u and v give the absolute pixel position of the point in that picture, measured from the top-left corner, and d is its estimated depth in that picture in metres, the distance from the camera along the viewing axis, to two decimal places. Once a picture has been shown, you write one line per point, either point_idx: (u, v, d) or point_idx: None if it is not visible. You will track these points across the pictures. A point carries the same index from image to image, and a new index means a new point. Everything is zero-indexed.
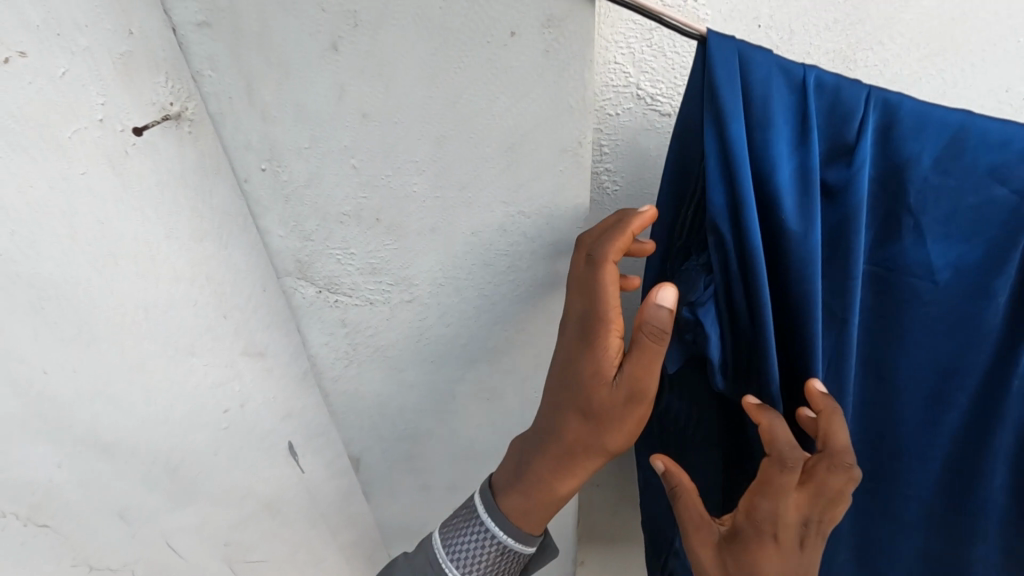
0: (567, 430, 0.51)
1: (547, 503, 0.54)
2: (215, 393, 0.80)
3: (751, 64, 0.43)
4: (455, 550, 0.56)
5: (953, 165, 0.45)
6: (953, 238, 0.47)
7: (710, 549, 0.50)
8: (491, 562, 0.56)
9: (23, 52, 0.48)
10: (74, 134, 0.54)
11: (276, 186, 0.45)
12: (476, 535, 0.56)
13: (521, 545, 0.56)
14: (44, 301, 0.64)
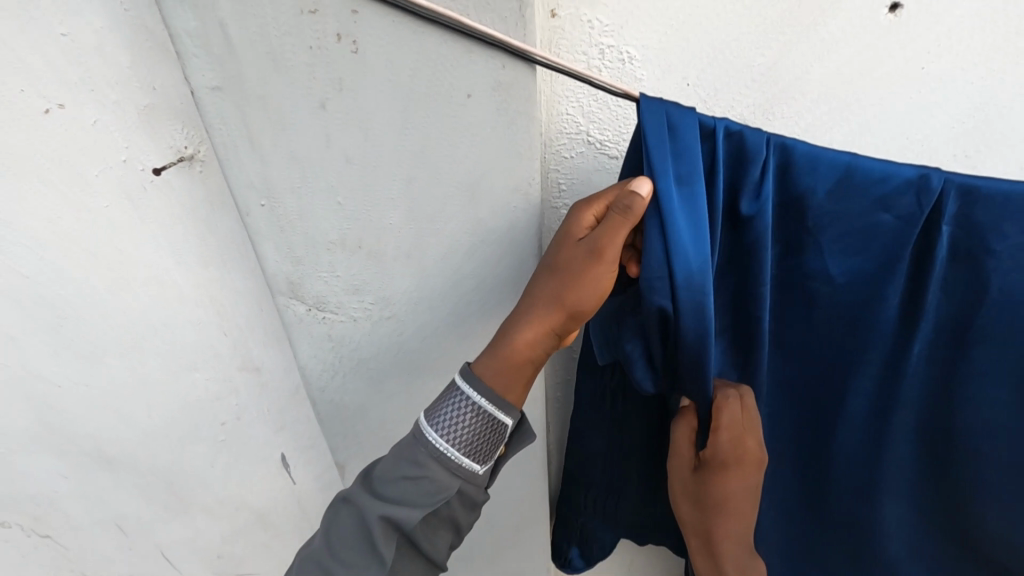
0: (546, 284, 0.56)
1: (512, 360, 0.56)
2: (214, 406, 0.86)
3: (675, 125, 0.51)
4: (438, 420, 0.56)
5: (847, 195, 0.53)
6: (846, 253, 0.56)
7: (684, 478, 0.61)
8: (474, 431, 0.56)
9: (62, 105, 0.58)
10: (99, 173, 0.62)
11: (274, 218, 0.53)
12: (455, 400, 0.56)
13: (499, 414, 0.56)
14: (67, 316, 0.72)
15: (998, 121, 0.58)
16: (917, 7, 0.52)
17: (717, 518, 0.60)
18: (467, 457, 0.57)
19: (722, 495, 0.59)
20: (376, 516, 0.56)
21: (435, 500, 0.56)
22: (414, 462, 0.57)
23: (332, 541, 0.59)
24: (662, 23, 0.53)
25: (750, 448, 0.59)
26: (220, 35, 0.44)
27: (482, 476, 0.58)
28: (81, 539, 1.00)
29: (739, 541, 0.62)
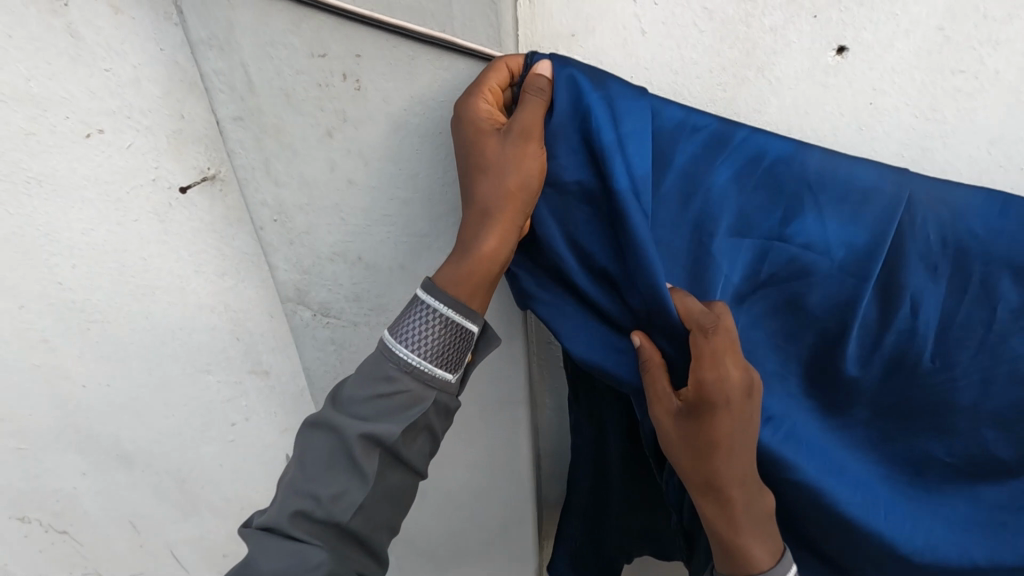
0: (483, 184, 0.52)
1: (482, 265, 0.52)
2: (224, 408, 0.91)
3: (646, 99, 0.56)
4: (403, 334, 0.53)
5: (825, 179, 0.56)
6: (839, 221, 0.56)
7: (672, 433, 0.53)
8: (444, 340, 0.53)
9: (101, 129, 0.65)
10: (132, 189, 0.69)
11: (283, 232, 0.59)
12: (419, 311, 0.53)
13: (465, 321, 0.53)
14: (96, 320, 0.81)
15: (942, 151, 0.62)
16: (860, 49, 0.58)
17: (721, 471, 0.52)
18: (441, 369, 0.54)
19: (719, 444, 0.51)
20: (354, 435, 0.52)
21: (416, 411, 0.53)
22: (384, 376, 0.53)
23: (302, 461, 0.54)
24: (630, 62, 0.59)
25: (733, 385, 0.50)
26: (242, 74, 0.52)
27: (456, 385, 0.56)
28: (97, 531, 1.07)
29: (748, 491, 0.53)
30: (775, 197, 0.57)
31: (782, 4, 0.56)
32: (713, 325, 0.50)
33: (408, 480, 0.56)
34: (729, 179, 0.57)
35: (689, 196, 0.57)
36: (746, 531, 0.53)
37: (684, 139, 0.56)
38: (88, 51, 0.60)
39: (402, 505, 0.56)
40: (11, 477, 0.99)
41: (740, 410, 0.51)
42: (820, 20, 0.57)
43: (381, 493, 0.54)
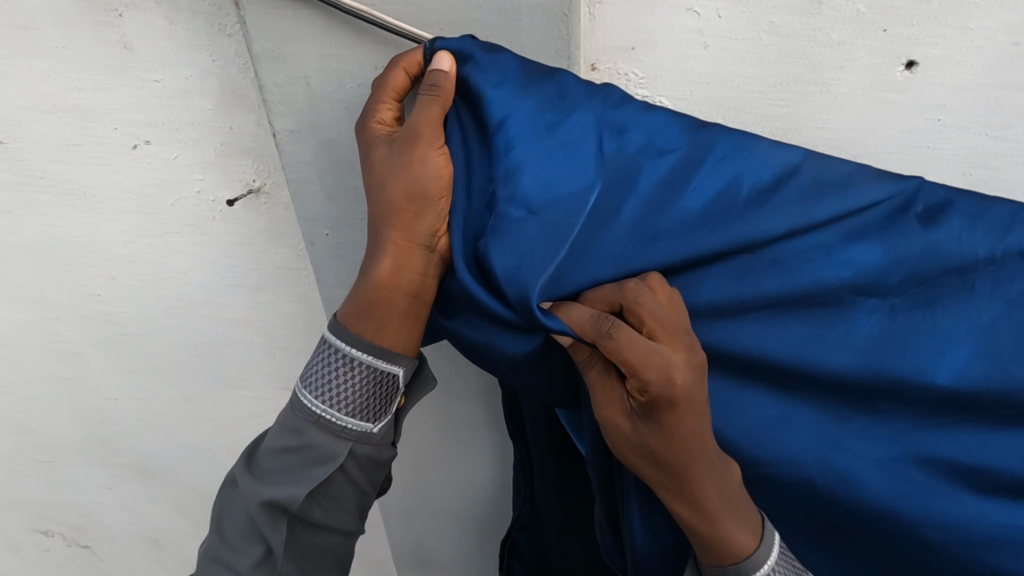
0: (376, 199, 0.50)
1: (378, 292, 0.50)
2: (252, 426, 0.88)
3: (581, 104, 0.50)
4: (313, 382, 0.52)
5: (833, 205, 0.49)
6: (844, 244, 0.49)
7: (628, 445, 0.46)
8: (356, 388, 0.51)
9: (148, 141, 0.64)
10: (175, 202, 0.68)
11: (333, 247, 0.58)
12: (327, 357, 0.52)
13: (377, 364, 0.51)
14: (130, 333, 0.79)
15: (1009, 171, 0.60)
16: (929, 65, 0.56)
17: (685, 470, 0.44)
18: (354, 418, 0.52)
19: (673, 441, 0.43)
20: (259, 501, 0.52)
21: (324, 471, 0.52)
22: (294, 430, 0.53)
23: (219, 527, 0.55)
24: (689, 77, 0.58)
25: (679, 370, 0.42)
26: (302, 86, 0.50)
27: (377, 433, 0.54)
28: (119, 545, 1.05)
29: (721, 484, 0.45)
30: (771, 222, 0.48)
31: (851, 18, 0.55)
32: (630, 306, 0.44)
33: (333, 538, 0.55)
34: (706, 203, 0.49)
35: (660, 223, 0.49)
36: (729, 530, 0.45)
37: (645, 162, 0.50)
38: (139, 63, 0.60)
39: (331, 563, 0.56)
40: (36, 489, 0.98)
41: (680, 393, 0.42)
42: (890, 34, 0.55)
43: (295, 560, 0.53)
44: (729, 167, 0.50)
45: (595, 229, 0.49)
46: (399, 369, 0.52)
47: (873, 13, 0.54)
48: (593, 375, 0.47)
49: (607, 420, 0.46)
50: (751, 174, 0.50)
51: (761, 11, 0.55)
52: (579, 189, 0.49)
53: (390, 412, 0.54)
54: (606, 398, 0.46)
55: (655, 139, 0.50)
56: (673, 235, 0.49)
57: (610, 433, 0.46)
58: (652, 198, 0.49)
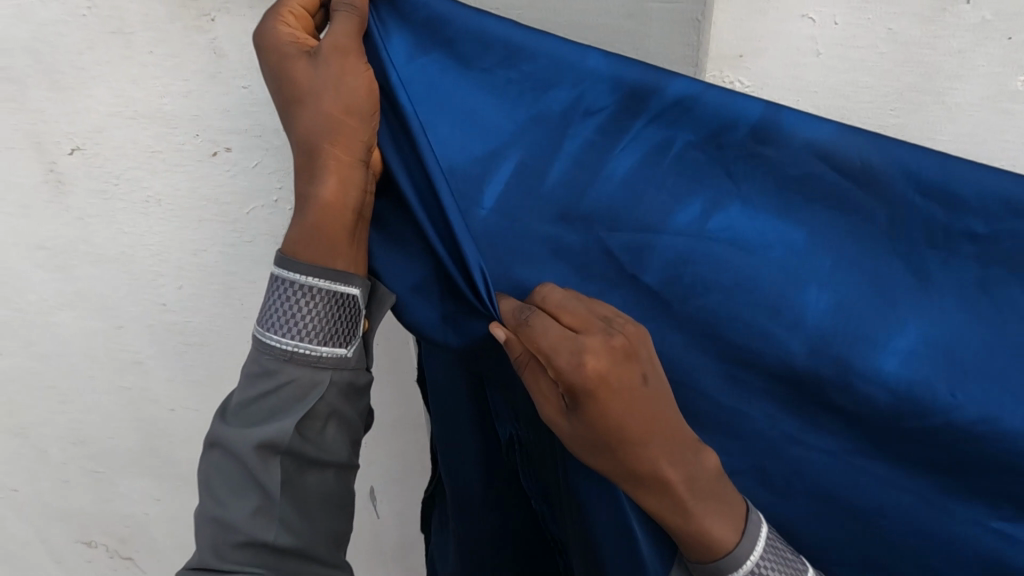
0: (304, 121, 0.47)
1: (320, 216, 0.46)
2: None
3: (512, 57, 0.51)
4: (272, 320, 0.47)
5: (748, 168, 0.51)
6: (769, 215, 0.51)
7: (573, 441, 0.44)
8: (327, 310, 0.47)
9: (229, 148, 0.63)
10: (251, 211, 0.66)
11: None
12: (281, 292, 0.47)
13: (345, 285, 0.48)
14: (194, 342, 0.77)
15: None
16: None
17: (634, 456, 0.43)
18: (325, 345, 0.48)
19: (610, 428, 0.42)
20: (252, 440, 0.46)
21: (306, 402, 0.47)
22: (267, 370, 0.47)
23: (208, 492, 0.47)
24: (799, 85, 0.57)
25: (596, 358, 0.41)
26: None
27: (353, 357, 0.50)
28: (164, 561, 1.01)
29: (680, 463, 0.43)
30: (685, 187, 0.51)
31: (975, 26, 0.53)
32: (548, 303, 0.46)
33: (332, 478, 0.49)
34: (630, 166, 0.51)
35: (584, 181, 0.51)
36: (700, 511, 0.44)
37: (571, 120, 0.51)
38: (227, 68, 0.58)
39: (336, 506, 0.50)
40: (82, 501, 0.94)
41: (602, 380, 0.41)
42: (1015, 42, 0.53)
43: (302, 500, 0.47)
44: (663, 118, 0.51)
45: (515, 195, 0.51)
46: (357, 290, 0.48)
47: (998, 19, 0.52)
48: (524, 371, 0.45)
49: (551, 418, 0.44)
50: (685, 125, 0.51)
51: (879, 18, 0.53)
52: (498, 146, 0.51)
53: (358, 337, 0.50)
54: (545, 398, 0.44)
55: (589, 92, 0.51)
56: (596, 189, 0.51)
57: (556, 431, 0.45)
58: (581, 156, 0.51)
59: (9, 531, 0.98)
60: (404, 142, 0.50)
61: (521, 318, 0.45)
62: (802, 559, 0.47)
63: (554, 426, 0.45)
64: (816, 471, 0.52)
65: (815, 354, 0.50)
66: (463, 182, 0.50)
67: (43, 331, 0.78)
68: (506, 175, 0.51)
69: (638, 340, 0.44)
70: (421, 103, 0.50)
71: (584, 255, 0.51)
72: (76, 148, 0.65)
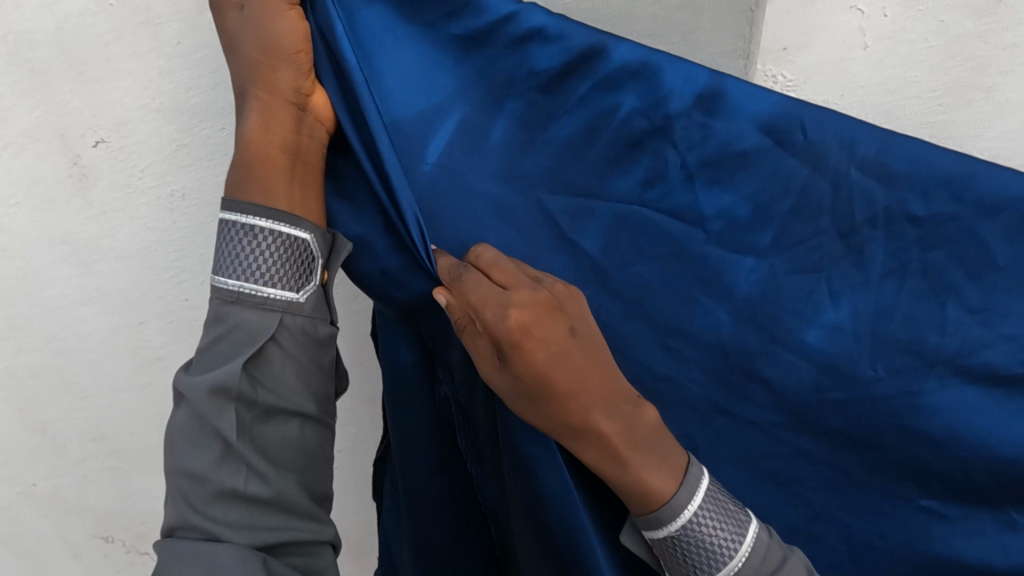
0: (238, 68, 0.48)
1: (254, 159, 0.47)
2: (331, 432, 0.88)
3: (457, 15, 0.50)
4: (220, 263, 0.47)
5: (693, 135, 0.49)
6: (717, 183, 0.49)
7: (508, 396, 0.43)
8: (272, 249, 0.47)
9: None
10: None
11: None
12: (229, 237, 0.47)
13: (292, 225, 0.47)
14: None
15: None
16: None
17: (568, 408, 0.42)
18: (274, 288, 0.47)
19: (541, 382, 0.41)
20: (206, 386, 0.45)
21: (254, 345, 0.46)
22: (217, 316, 0.48)
23: (171, 447, 0.47)
24: (842, 80, 0.55)
25: (523, 311, 0.40)
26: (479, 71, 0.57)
27: (306, 303, 0.49)
28: None
29: (614, 415, 0.43)
30: (625, 155, 0.50)
31: None
32: (479, 260, 0.44)
33: (297, 428, 0.48)
34: (579, 131, 0.50)
35: (534, 147, 0.51)
36: (638, 463, 0.43)
37: (517, 84, 0.50)
38: None
39: (307, 458, 0.49)
40: (101, 497, 0.94)
41: (529, 332, 0.40)
42: None
43: (261, 446, 0.46)
44: (612, 80, 0.49)
45: (461, 156, 0.50)
46: (306, 234, 0.48)
47: None
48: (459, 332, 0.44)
49: (486, 373, 0.43)
50: (629, 85, 0.49)
51: (932, 9, 0.52)
52: (440, 104, 0.50)
53: (312, 282, 0.49)
54: (477, 353, 0.43)
55: (538, 53, 0.50)
56: (546, 152, 0.51)
57: (492, 388, 0.44)
58: (539, 122, 0.51)
59: (26, 527, 0.97)
60: (351, 103, 0.49)
61: (453, 273, 0.44)
62: (745, 510, 0.46)
63: (491, 382, 0.43)
64: (849, 468, 0.52)
65: (796, 349, 0.50)
66: (404, 137, 0.50)
67: (63, 327, 0.77)
68: (444, 139, 0.50)
69: (566, 296, 0.43)
70: (365, 62, 0.48)
71: (558, 233, 0.51)
72: (101, 141, 0.63)
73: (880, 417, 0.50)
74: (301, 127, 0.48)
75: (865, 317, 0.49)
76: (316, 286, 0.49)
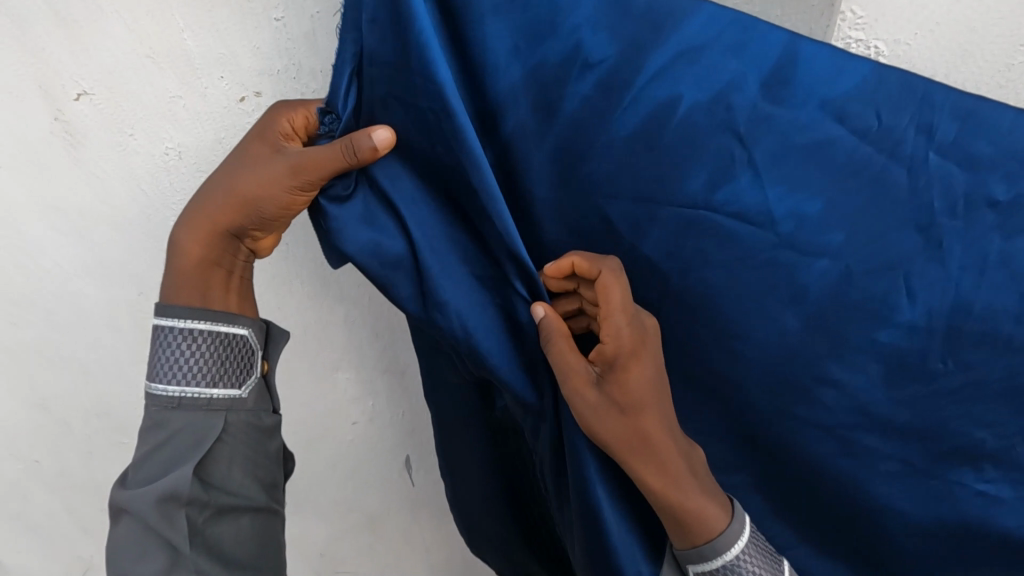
0: (225, 172, 0.53)
1: (195, 265, 0.54)
2: (345, 406, 0.85)
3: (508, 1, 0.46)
4: (162, 371, 0.53)
5: (759, 129, 0.47)
6: (783, 181, 0.47)
7: (592, 407, 0.47)
8: (214, 356, 0.53)
9: (259, 93, 0.57)
10: None
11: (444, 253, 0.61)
12: (170, 348, 0.52)
13: (232, 330, 0.54)
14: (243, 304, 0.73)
15: None
16: None
17: (651, 428, 0.46)
18: (217, 388, 0.53)
19: (637, 394, 0.46)
20: (153, 500, 0.50)
21: (200, 450, 0.52)
22: (157, 422, 0.53)
23: (120, 558, 0.52)
24: (917, 19, 0.52)
25: (642, 329, 0.47)
26: None
27: (247, 398, 0.55)
28: None
29: (679, 443, 0.48)
30: (690, 152, 0.48)
31: None
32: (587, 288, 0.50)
33: (247, 521, 0.55)
34: (636, 128, 0.48)
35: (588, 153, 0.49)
36: (694, 491, 0.47)
37: (570, 76, 0.47)
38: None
39: (257, 545, 0.56)
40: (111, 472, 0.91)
41: (641, 349, 0.46)
42: None
43: (210, 547, 0.52)
44: (667, 72, 0.47)
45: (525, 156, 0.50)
46: (245, 335, 0.55)
47: None
48: (560, 341, 0.47)
49: (576, 385, 0.47)
50: (685, 79, 0.47)
51: None
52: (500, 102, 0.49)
53: (253, 375, 0.56)
54: (571, 365, 0.47)
55: (586, 45, 0.47)
56: (608, 152, 0.49)
57: (575, 401, 0.47)
58: (596, 115, 0.48)
59: (33, 501, 0.94)
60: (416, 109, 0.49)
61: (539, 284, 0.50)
62: (779, 556, 0.51)
63: (576, 392, 0.47)
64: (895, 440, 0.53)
65: (871, 352, 0.50)
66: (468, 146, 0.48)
67: (60, 297, 0.72)
68: (507, 141, 0.50)
69: None
70: None
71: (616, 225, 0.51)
72: (83, 93, 0.57)
73: (931, 394, 0.50)
74: (237, 249, 0.56)
75: (950, 322, 0.48)
76: (257, 379, 0.56)
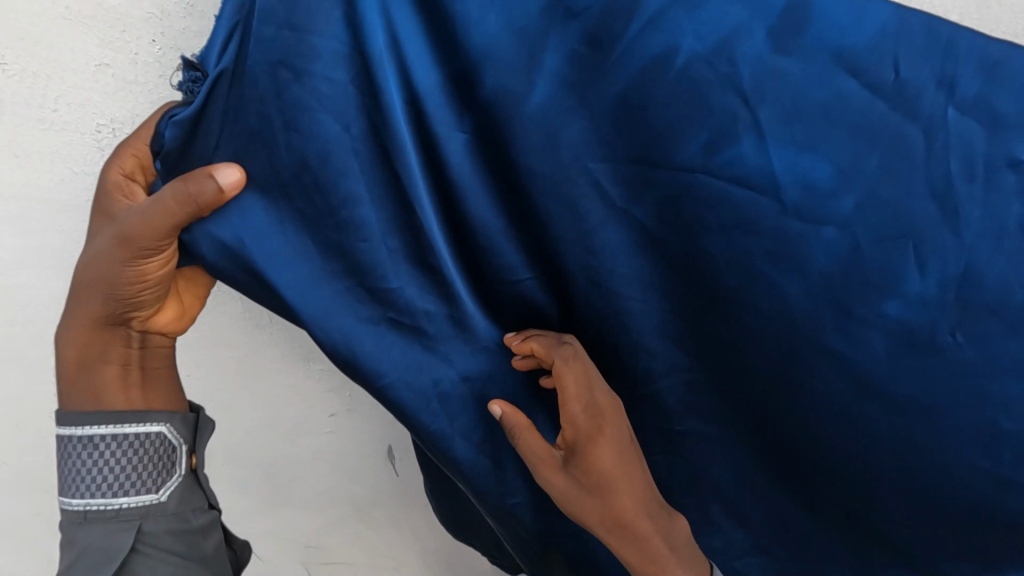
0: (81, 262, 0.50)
1: (85, 358, 0.52)
2: (323, 397, 0.81)
3: None
4: (71, 484, 0.50)
5: (766, 84, 0.41)
6: (793, 145, 0.42)
7: (563, 489, 0.49)
8: (125, 463, 0.51)
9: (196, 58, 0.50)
10: None
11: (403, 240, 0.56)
12: (76, 460, 0.50)
13: (143, 430, 0.52)
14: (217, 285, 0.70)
15: None
16: None
17: (624, 506, 0.47)
18: (133, 495, 0.51)
19: (604, 477, 0.47)
20: None
21: (113, 563, 0.49)
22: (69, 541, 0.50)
23: None
24: None
25: (600, 407, 0.48)
26: None
27: (170, 501, 0.53)
28: None
29: (655, 520, 0.48)
30: (689, 111, 0.43)
31: None
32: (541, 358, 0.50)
33: None
34: (626, 85, 0.43)
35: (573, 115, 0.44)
36: (671, 557, 0.48)
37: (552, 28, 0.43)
38: None
39: None
40: None
41: (599, 429, 0.48)
42: None
43: None
44: (659, 21, 0.42)
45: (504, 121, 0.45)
46: (160, 434, 0.53)
47: None
48: (516, 421, 0.49)
49: (545, 471, 0.49)
50: (681, 29, 0.42)
51: None
52: (474, 59, 0.44)
53: (175, 475, 0.53)
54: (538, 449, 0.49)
55: None
56: (595, 114, 0.44)
57: (546, 485, 0.49)
58: (581, 71, 0.43)
59: None
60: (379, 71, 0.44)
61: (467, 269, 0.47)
62: None
63: (547, 478, 0.49)
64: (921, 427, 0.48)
65: (880, 328, 0.45)
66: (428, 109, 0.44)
67: None
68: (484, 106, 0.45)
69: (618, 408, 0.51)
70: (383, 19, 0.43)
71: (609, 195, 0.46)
72: None
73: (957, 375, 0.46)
74: (128, 337, 0.53)
75: (963, 291, 0.44)
76: (180, 478, 0.54)
